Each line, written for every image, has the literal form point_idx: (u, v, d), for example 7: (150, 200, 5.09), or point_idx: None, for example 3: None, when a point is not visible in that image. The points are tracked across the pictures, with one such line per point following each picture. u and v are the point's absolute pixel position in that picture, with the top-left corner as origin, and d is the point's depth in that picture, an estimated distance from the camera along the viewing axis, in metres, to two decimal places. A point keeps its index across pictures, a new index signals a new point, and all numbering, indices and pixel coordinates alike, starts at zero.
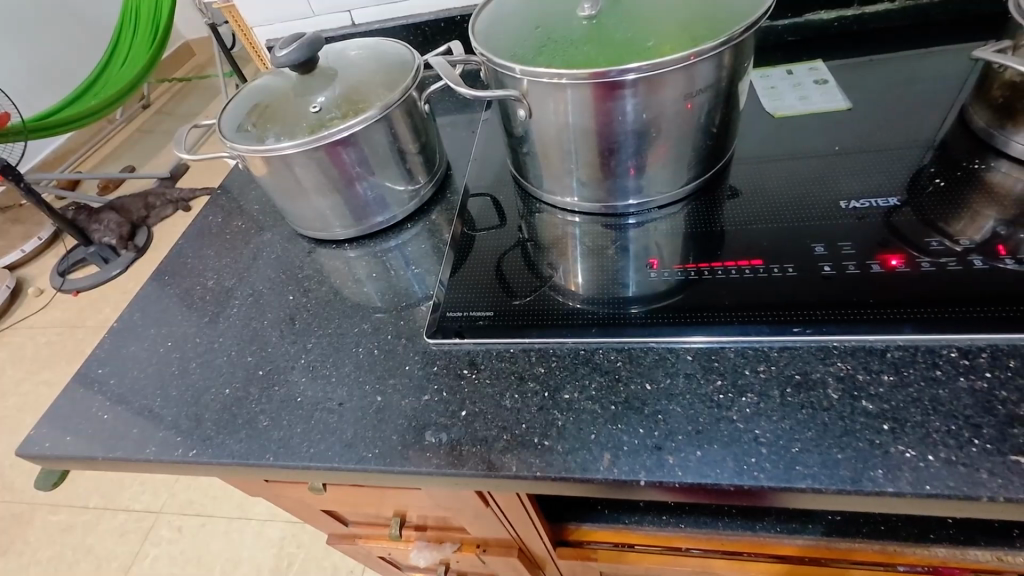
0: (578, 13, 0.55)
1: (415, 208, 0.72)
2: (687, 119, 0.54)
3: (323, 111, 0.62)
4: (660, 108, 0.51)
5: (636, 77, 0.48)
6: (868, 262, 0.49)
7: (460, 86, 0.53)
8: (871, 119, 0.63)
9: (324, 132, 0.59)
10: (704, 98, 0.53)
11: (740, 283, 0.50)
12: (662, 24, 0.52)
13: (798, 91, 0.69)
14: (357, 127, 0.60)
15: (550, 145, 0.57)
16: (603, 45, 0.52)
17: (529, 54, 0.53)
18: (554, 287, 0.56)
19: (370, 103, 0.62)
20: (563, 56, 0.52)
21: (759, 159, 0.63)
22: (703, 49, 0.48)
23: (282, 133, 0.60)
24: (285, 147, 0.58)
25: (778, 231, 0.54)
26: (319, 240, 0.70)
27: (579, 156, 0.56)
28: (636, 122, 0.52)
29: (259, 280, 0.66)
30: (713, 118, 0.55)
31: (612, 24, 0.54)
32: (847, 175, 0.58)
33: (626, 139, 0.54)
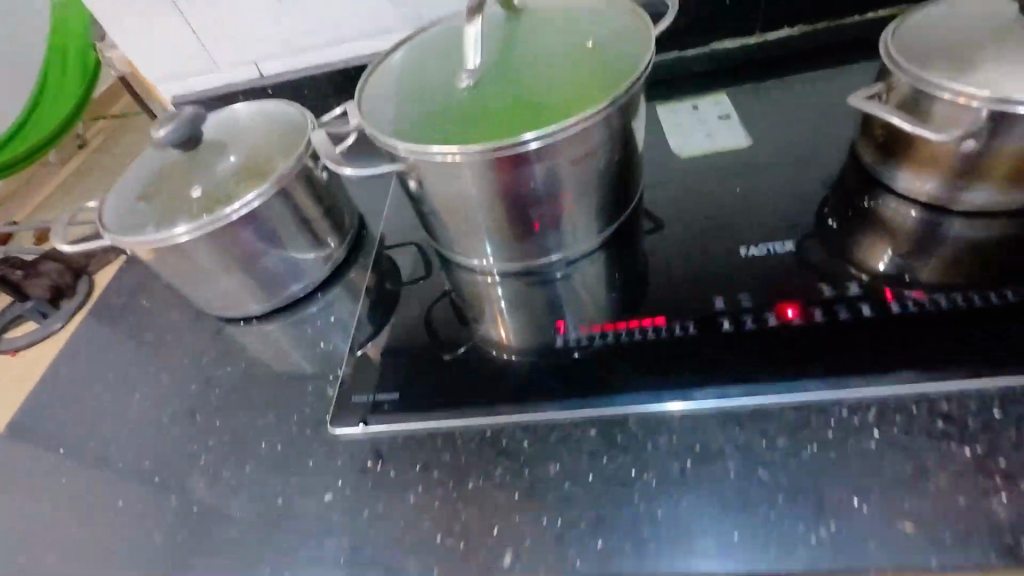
0: (459, 84, 0.55)
1: (330, 272, 0.69)
2: (582, 176, 0.53)
3: (219, 188, 0.59)
4: (552, 173, 0.51)
5: (524, 150, 0.47)
6: (766, 313, 0.48)
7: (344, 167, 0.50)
8: (771, 156, 0.64)
9: (221, 213, 0.56)
10: (598, 157, 0.52)
11: (643, 345, 0.49)
12: (547, 87, 0.52)
13: (702, 128, 0.69)
14: (256, 203, 0.57)
15: (449, 211, 0.55)
16: (490, 116, 0.51)
17: (418, 131, 0.52)
18: (465, 357, 0.54)
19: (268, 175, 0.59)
20: (451, 131, 0.51)
21: (665, 206, 0.63)
22: (587, 115, 0.47)
23: (176, 218, 0.57)
24: (181, 234, 0.56)
25: (682, 283, 0.54)
26: (227, 316, 0.66)
27: (481, 222, 0.55)
28: (530, 188, 0.51)
29: (162, 368, 0.62)
30: (607, 173, 0.55)
31: (493, 91, 0.53)
32: (748, 217, 0.58)
33: (523, 203, 0.52)
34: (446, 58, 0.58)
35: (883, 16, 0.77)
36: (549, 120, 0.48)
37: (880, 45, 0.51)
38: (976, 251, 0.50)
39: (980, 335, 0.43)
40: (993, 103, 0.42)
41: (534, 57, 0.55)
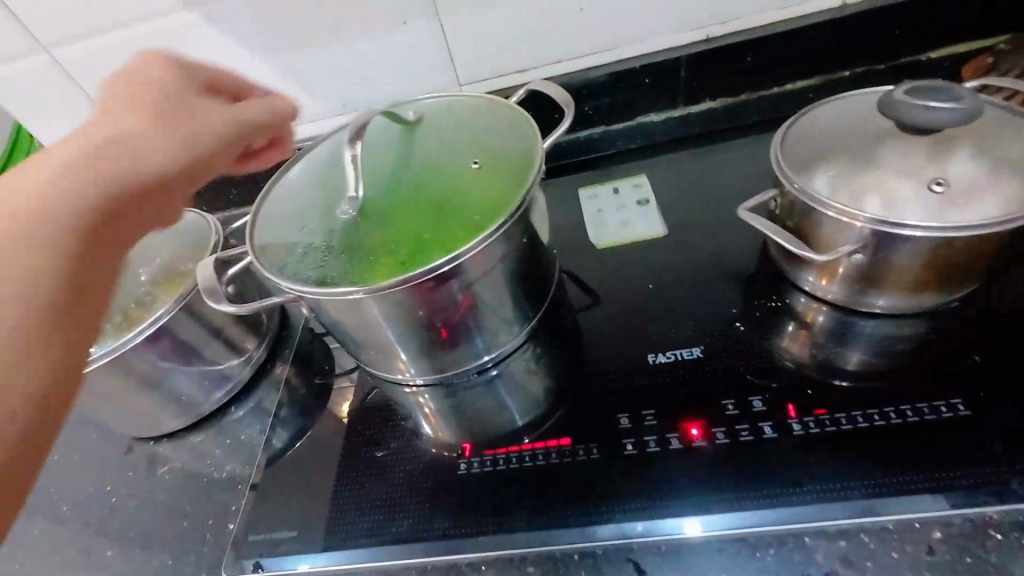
0: (340, 216, 0.53)
1: (249, 376, 0.66)
2: (484, 294, 0.52)
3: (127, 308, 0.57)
4: (447, 296, 0.49)
5: (414, 283, 0.47)
6: (670, 432, 0.47)
7: (226, 304, 0.50)
8: (687, 246, 0.64)
9: (129, 336, 0.54)
10: (497, 272, 0.51)
11: (547, 470, 0.47)
12: (435, 215, 0.51)
13: (622, 215, 0.68)
14: (166, 317, 0.55)
15: (349, 330, 0.54)
16: (374, 249, 0.50)
17: (303, 267, 0.50)
18: (368, 484, 0.51)
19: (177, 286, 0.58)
20: (337, 268, 0.49)
21: (583, 302, 0.62)
22: (481, 242, 0.47)
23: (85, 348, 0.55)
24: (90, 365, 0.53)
25: (592, 394, 0.52)
26: (136, 434, 0.63)
27: (384, 341, 0.53)
28: (425, 311, 0.50)
29: (64, 495, 0.60)
30: (512, 286, 0.54)
31: (378, 220, 0.52)
32: (661, 318, 0.57)
33: (424, 326, 0.51)
34: (331, 185, 0.57)
35: (802, 87, 0.77)
36: (446, 248, 0.48)
37: (773, 150, 0.53)
38: (878, 357, 0.49)
39: (878, 458, 0.41)
40: (877, 223, 0.44)
41: (428, 172, 0.54)
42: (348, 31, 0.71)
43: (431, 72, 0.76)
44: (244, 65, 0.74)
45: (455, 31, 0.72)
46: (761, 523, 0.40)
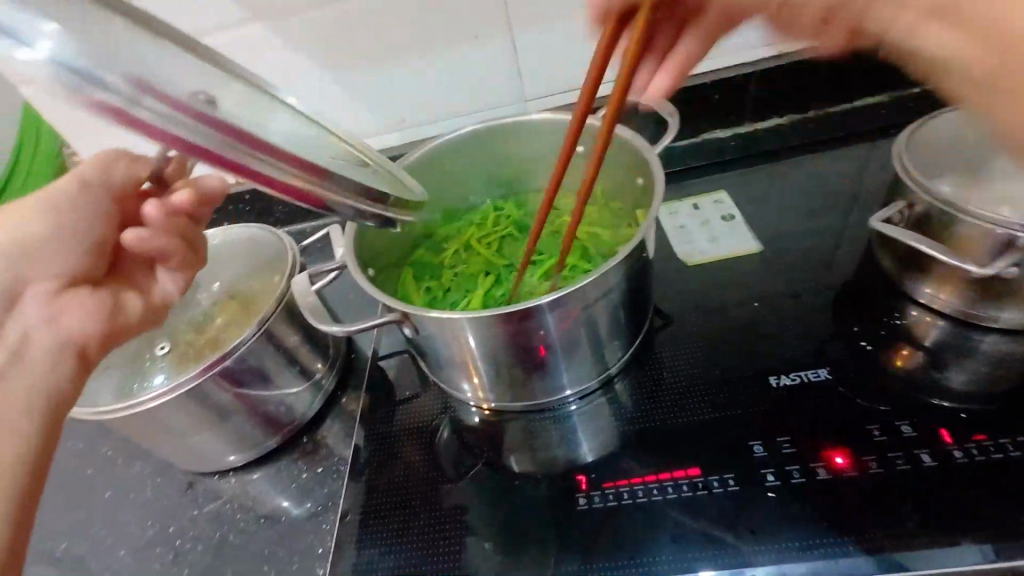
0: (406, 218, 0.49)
1: (321, 404, 0.61)
2: (599, 315, 0.49)
3: (212, 330, 0.55)
4: (565, 317, 0.46)
5: (541, 304, 0.44)
6: (813, 462, 0.43)
7: (326, 322, 0.49)
8: (784, 262, 0.61)
9: (214, 359, 0.50)
10: (615, 292, 0.48)
11: (681, 505, 0.43)
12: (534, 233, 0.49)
13: (707, 232, 0.66)
14: (251, 339, 0.52)
15: (452, 354, 0.50)
16: None
17: None
18: (475, 524, 0.47)
19: (260, 307, 0.55)
20: None
21: (680, 318, 0.58)
22: (609, 266, 0.45)
23: (169, 371, 0.52)
24: (175, 391, 0.49)
25: (714, 420, 0.48)
26: (197, 470, 0.58)
27: (487, 366, 0.50)
28: (545, 331, 0.46)
29: (122, 539, 0.55)
30: (623, 306, 0.51)
31: None
32: (773, 334, 0.54)
33: (537, 347, 0.48)
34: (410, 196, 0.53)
35: None
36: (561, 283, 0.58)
37: (897, 160, 0.50)
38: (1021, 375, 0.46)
39: None
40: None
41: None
42: (418, 45, 0.69)
43: (500, 87, 0.74)
44: (308, 81, 0.71)
45: (528, 46, 0.70)
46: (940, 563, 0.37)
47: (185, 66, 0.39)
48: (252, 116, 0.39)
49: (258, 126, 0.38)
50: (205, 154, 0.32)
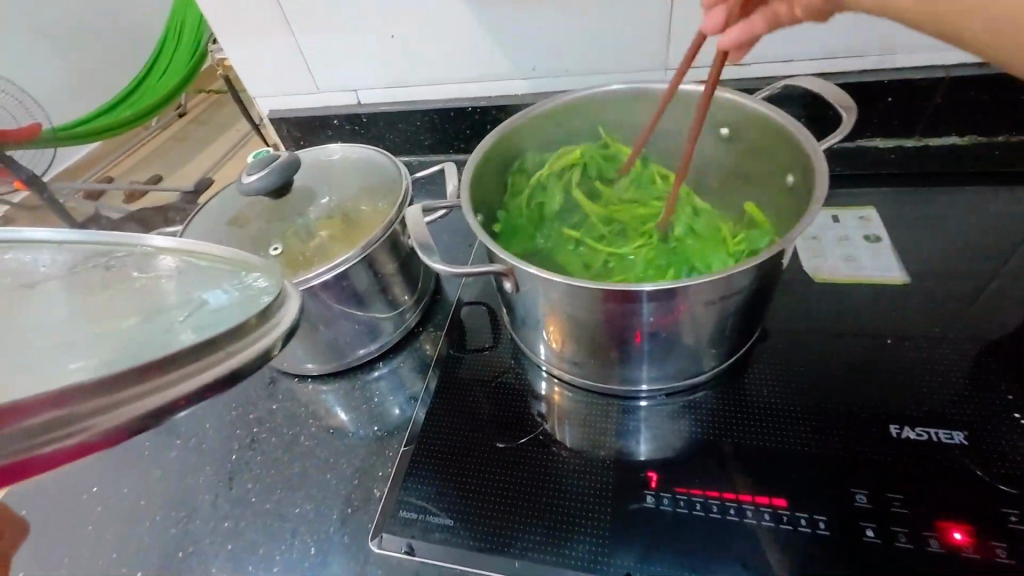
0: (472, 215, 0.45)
1: (400, 336, 0.62)
2: (713, 316, 0.44)
3: (320, 243, 0.56)
4: (682, 310, 0.42)
5: (656, 293, 0.40)
6: (924, 530, 0.38)
7: (433, 257, 0.48)
8: (929, 302, 0.53)
9: (314, 269, 0.51)
10: (740, 295, 0.43)
11: (759, 533, 0.40)
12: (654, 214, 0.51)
13: (843, 250, 0.59)
14: (355, 257, 0.52)
15: (547, 321, 0.48)
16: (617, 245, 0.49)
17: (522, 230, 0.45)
18: (535, 488, 0.46)
19: (368, 230, 0.56)
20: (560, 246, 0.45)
21: (794, 335, 0.53)
22: (746, 264, 0.40)
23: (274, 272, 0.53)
24: None
25: (812, 454, 0.44)
26: (280, 369, 0.61)
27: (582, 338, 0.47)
28: (656, 320, 0.43)
29: (207, 415, 0.59)
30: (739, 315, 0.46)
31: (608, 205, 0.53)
32: (901, 379, 0.48)
33: (637, 335, 0.45)
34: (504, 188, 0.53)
35: None
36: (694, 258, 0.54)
37: None
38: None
39: None
40: None
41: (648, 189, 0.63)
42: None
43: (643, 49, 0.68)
44: (446, 12, 0.69)
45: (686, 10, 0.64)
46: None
47: (69, 302, 0.36)
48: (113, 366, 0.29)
49: (114, 347, 0.30)
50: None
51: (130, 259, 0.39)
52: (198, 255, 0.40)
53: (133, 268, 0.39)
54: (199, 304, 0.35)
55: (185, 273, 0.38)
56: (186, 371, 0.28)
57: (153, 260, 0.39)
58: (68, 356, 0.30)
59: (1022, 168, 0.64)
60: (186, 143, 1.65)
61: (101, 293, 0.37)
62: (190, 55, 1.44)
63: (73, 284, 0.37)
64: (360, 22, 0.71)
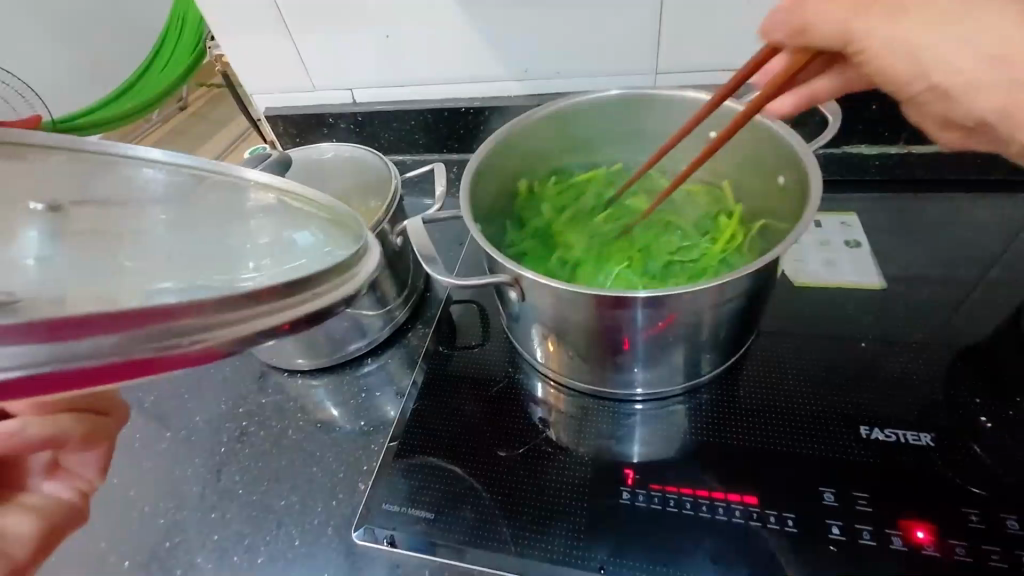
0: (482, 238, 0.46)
1: (388, 333, 0.63)
2: (689, 328, 0.45)
3: None
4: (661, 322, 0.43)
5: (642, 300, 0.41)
6: (889, 528, 0.40)
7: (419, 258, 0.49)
8: (905, 307, 0.54)
9: None
10: (731, 303, 0.44)
11: (728, 530, 0.41)
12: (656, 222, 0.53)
13: (824, 254, 0.60)
14: None
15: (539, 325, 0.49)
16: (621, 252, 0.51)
17: None
18: (518, 482, 0.48)
19: None
20: None
21: (773, 339, 0.54)
22: (736, 274, 0.41)
23: None
24: None
25: (784, 454, 0.45)
26: (270, 363, 0.62)
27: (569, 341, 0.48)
28: (648, 328, 0.44)
29: (198, 407, 0.60)
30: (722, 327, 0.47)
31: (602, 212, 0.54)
32: (875, 383, 0.49)
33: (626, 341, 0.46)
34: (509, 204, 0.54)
35: None
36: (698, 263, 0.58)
37: None
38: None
39: None
40: None
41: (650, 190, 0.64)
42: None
43: (636, 53, 0.69)
44: (441, 14, 0.70)
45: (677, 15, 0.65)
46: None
47: (159, 226, 0.39)
48: (199, 287, 0.32)
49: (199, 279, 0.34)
50: (88, 376, 0.26)
51: (226, 187, 0.44)
52: (295, 194, 0.45)
53: (224, 193, 0.43)
54: (288, 240, 0.41)
55: (283, 211, 0.43)
56: (278, 304, 0.33)
57: (249, 191, 0.44)
58: (166, 267, 0.35)
59: (1004, 176, 0.65)
60: (185, 137, 1.66)
61: (208, 219, 0.41)
62: (190, 51, 1.45)
63: (168, 206, 0.41)
64: (357, 21, 0.72)
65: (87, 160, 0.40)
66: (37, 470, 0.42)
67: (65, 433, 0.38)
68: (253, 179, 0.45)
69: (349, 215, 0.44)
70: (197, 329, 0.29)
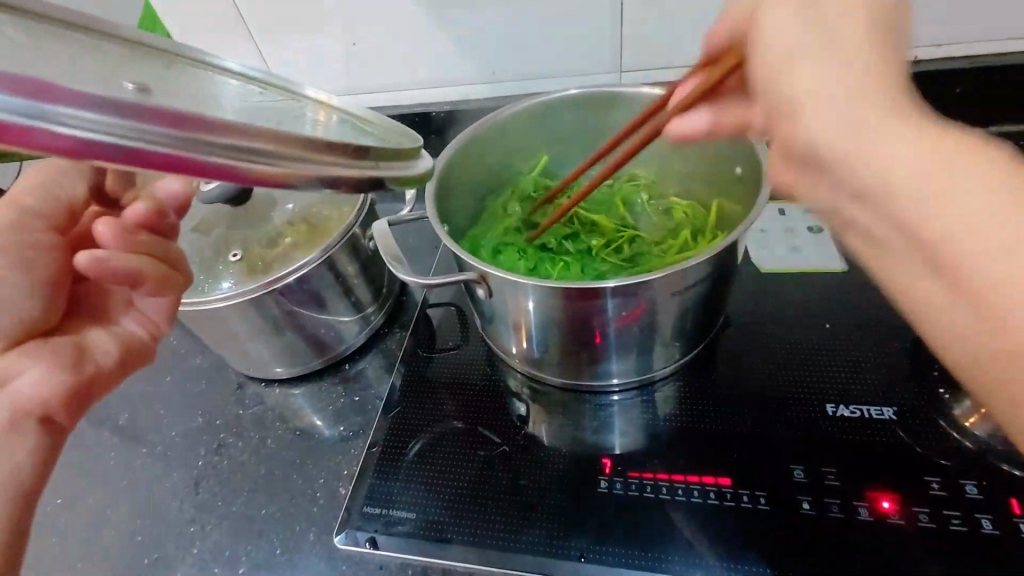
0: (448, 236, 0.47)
1: (365, 338, 0.63)
2: (657, 316, 0.46)
3: (283, 247, 0.57)
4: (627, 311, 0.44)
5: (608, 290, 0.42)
6: (856, 499, 0.41)
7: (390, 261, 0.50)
8: (865, 288, 0.56)
9: (275, 275, 0.52)
10: (696, 288, 0.46)
11: (703, 511, 0.42)
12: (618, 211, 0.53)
13: (787, 240, 0.62)
14: (315, 262, 0.53)
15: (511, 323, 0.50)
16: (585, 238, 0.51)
17: None
18: (500, 478, 0.48)
19: (330, 232, 0.57)
20: None
21: (742, 325, 0.55)
22: (697, 260, 0.42)
23: (237, 278, 0.54)
24: (214, 302, 0.51)
25: (754, 434, 0.46)
26: (247, 374, 0.62)
27: (545, 334, 0.49)
28: (617, 318, 0.45)
29: (174, 422, 0.59)
30: (688, 314, 0.48)
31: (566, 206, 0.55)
32: (839, 361, 0.50)
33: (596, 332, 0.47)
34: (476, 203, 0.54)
35: (1008, 130, 0.68)
36: (650, 254, 0.60)
37: None
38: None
39: None
40: None
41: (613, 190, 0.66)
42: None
43: (600, 52, 0.70)
44: (406, 19, 0.70)
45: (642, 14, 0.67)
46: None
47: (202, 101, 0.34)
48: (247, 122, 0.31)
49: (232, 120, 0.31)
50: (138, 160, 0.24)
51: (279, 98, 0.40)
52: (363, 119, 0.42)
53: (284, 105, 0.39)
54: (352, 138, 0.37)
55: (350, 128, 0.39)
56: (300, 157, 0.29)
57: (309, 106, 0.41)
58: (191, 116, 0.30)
59: None
60: None
61: (270, 115, 0.35)
62: None
63: (234, 103, 0.35)
64: (323, 29, 0.72)
65: (157, 58, 0.38)
66: (119, 303, 0.45)
67: (140, 272, 0.41)
68: (309, 96, 0.42)
69: (415, 136, 0.42)
70: (232, 150, 0.27)
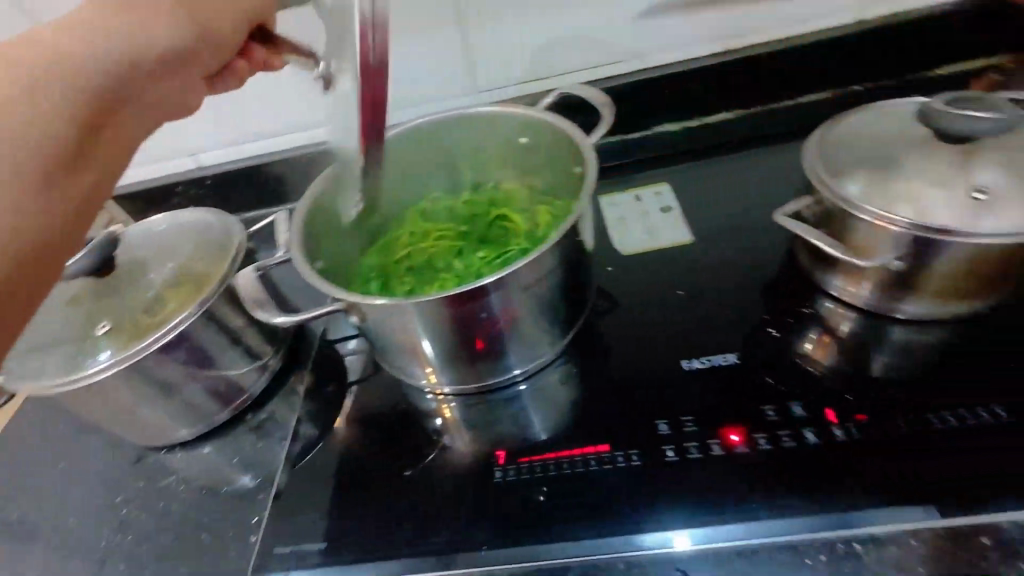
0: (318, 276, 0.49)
1: (266, 384, 0.63)
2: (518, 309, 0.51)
3: (159, 306, 0.57)
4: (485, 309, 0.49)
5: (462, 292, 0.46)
6: (711, 438, 0.47)
7: (261, 308, 0.51)
8: (711, 254, 0.63)
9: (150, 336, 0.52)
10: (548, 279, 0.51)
11: (586, 479, 0.47)
12: None
13: (643, 223, 0.68)
14: (190, 317, 0.54)
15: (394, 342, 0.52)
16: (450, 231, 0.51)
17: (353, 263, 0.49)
18: (410, 489, 0.50)
19: (206, 283, 0.58)
20: None
21: (611, 308, 0.61)
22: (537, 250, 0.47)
23: (113, 346, 0.54)
24: (92, 374, 0.51)
25: (626, 401, 0.52)
26: (147, 444, 0.60)
27: (425, 347, 0.52)
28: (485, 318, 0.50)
29: (73, 507, 0.57)
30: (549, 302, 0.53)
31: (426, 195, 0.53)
32: (692, 324, 0.57)
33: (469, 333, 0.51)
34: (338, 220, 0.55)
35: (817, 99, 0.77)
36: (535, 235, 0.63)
37: (804, 155, 0.53)
38: (923, 364, 0.49)
39: (913, 466, 0.42)
40: (911, 229, 0.44)
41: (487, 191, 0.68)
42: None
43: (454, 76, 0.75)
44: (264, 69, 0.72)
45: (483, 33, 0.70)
46: (811, 529, 0.40)
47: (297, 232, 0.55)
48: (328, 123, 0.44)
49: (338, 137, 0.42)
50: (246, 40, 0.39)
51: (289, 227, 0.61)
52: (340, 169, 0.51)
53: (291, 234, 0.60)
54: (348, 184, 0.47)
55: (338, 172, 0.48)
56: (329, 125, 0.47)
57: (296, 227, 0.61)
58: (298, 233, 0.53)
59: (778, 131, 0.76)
60: None
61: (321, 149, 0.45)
62: None
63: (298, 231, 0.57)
64: None
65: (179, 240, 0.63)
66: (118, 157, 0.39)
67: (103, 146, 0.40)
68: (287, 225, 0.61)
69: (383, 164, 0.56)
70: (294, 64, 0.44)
